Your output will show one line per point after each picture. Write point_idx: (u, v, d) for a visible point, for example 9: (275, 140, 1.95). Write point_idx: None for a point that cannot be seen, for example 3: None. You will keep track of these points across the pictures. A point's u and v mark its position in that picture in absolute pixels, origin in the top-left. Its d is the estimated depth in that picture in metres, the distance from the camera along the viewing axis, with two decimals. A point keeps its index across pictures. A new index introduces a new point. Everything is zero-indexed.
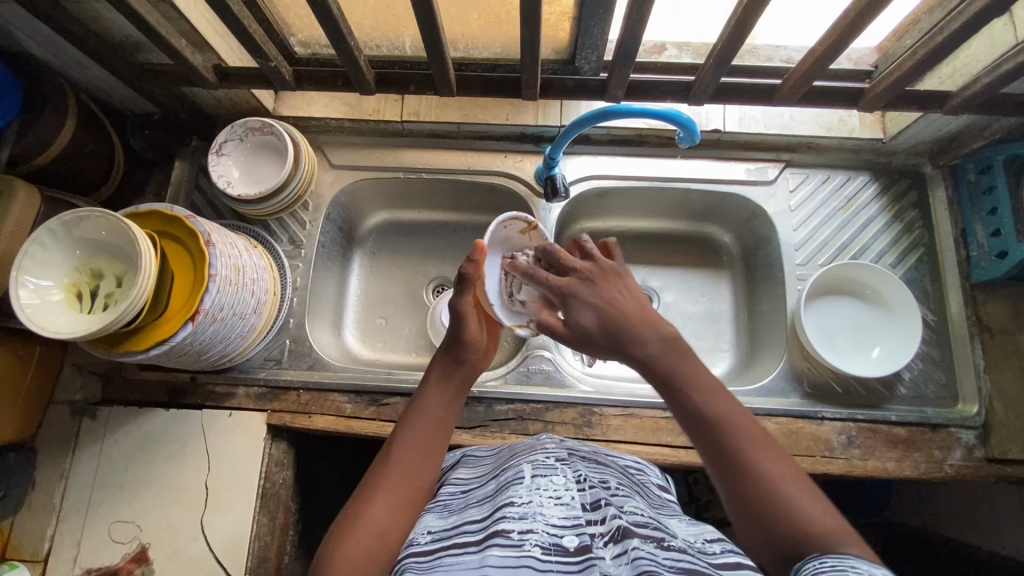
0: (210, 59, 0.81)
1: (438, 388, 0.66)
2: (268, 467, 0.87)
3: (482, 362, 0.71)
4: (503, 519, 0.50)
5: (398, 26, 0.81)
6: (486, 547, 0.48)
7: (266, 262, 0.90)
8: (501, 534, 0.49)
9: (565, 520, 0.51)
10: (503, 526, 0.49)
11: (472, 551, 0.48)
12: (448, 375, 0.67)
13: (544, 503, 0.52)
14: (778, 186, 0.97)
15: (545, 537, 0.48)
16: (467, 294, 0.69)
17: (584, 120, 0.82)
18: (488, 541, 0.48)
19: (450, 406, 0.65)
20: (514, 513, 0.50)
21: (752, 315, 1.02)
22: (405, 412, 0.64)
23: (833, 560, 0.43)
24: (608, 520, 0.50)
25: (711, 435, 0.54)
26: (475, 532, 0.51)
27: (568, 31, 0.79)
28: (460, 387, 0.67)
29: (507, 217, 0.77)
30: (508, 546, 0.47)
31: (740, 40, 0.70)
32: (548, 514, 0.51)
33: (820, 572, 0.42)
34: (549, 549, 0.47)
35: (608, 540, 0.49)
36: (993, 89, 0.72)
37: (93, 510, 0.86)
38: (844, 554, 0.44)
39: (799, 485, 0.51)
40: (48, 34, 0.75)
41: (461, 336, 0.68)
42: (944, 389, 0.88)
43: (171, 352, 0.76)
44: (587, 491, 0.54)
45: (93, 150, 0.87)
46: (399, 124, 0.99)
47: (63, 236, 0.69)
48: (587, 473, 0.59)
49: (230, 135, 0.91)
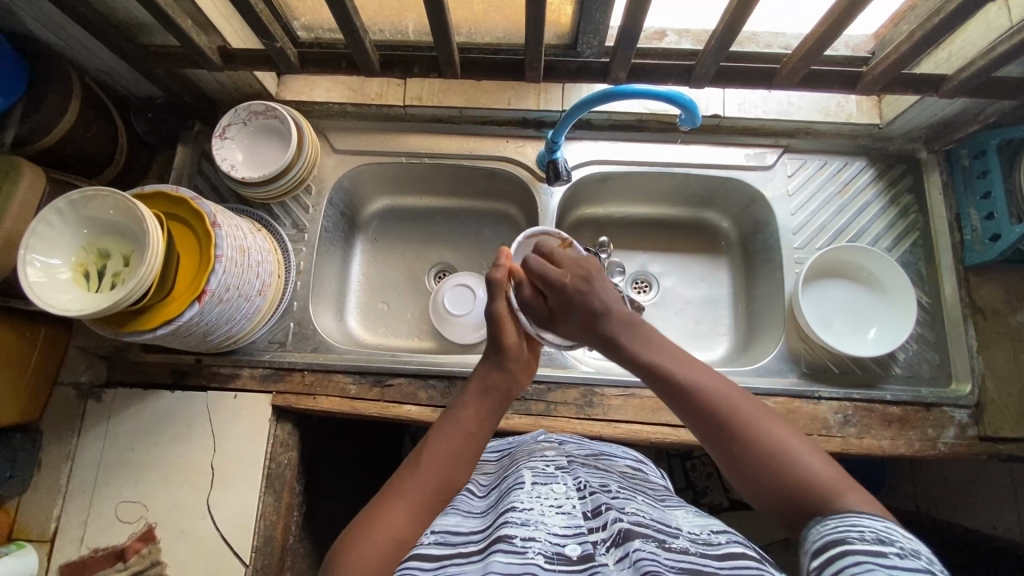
0: (214, 41, 0.82)
1: (476, 402, 0.65)
2: (273, 448, 0.88)
3: (523, 376, 0.70)
4: (506, 524, 0.53)
5: (402, 9, 0.82)
6: (489, 554, 0.50)
7: (271, 245, 0.90)
8: (504, 540, 0.51)
9: (566, 529, 0.53)
10: (506, 532, 0.52)
11: (476, 559, 0.51)
12: (486, 390, 0.67)
13: (546, 511, 0.55)
14: (776, 171, 0.98)
15: (548, 545, 0.51)
16: (500, 298, 0.70)
17: (586, 102, 0.83)
18: (492, 547, 0.51)
19: (484, 423, 0.64)
20: (518, 519, 0.53)
21: (750, 299, 1.04)
22: (443, 419, 0.64)
23: (832, 521, 0.46)
24: (609, 525, 0.52)
25: (692, 403, 0.59)
26: (480, 541, 0.54)
27: (569, 15, 0.80)
28: (498, 403, 0.67)
29: (537, 231, 0.81)
30: (512, 551, 0.49)
31: (740, 23, 0.71)
32: (550, 523, 0.54)
33: (824, 535, 0.45)
34: (552, 557, 0.50)
35: (609, 545, 0.50)
36: (988, 72, 0.73)
37: (99, 490, 0.86)
38: (844, 513, 0.47)
39: (786, 437, 0.54)
40: (53, 16, 0.75)
41: (501, 344, 0.68)
42: (938, 369, 0.90)
43: (177, 332, 0.77)
44: (588, 499, 0.57)
45: (97, 133, 0.87)
46: (402, 109, 0.99)
47: (70, 215, 0.70)
48: (588, 479, 0.62)
49: (234, 119, 0.92)
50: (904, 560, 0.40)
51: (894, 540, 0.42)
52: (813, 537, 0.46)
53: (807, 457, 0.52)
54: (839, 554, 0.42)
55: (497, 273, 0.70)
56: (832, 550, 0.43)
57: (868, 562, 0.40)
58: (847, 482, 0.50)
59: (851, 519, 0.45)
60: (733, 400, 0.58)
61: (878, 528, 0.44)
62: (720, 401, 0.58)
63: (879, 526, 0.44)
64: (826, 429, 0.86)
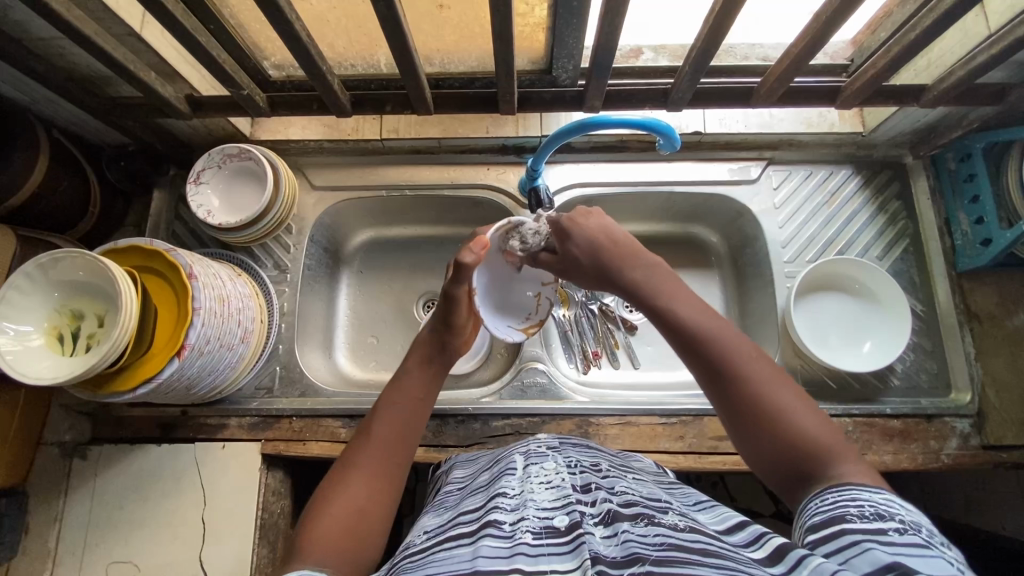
0: (182, 89, 0.81)
1: (418, 372, 0.66)
2: (265, 497, 0.87)
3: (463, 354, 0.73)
4: (495, 509, 0.50)
5: (372, 46, 0.80)
6: (478, 539, 0.46)
7: (251, 289, 0.89)
8: (492, 525, 0.47)
9: (555, 502, 0.50)
10: (495, 516, 0.48)
11: (464, 543, 0.46)
12: (429, 358, 0.68)
13: (536, 489, 0.53)
14: (761, 185, 0.97)
15: (536, 523, 0.47)
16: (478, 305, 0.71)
17: (564, 132, 0.81)
18: (481, 532, 0.47)
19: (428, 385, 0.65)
20: (507, 505, 0.50)
21: (743, 313, 1.02)
22: (391, 389, 0.65)
23: (834, 495, 0.44)
24: (599, 503, 0.49)
25: (684, 333, 0.56)
26: (468, 523, 0.49)
27: (542, 41, 0.78)
28: (438, 372, 0.67)
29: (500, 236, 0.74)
30: (501, 537, 0.45)
31: (714, 47, 0.69)
32: (540, 499, 0.51)
33: (821, 510, 0.44)
34: (540, 533, 0.45)
35: (598, 521, 0.47)
36: (968, 81, 0.73)
37: (89, 551, 0.84)
38: (846, 485, 0.45)
39: (784, 394, 0.51)
40: (15, 76, 0.74)
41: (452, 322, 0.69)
42: (936, 378, 0.89)
43: (157, 390, 0.75)
44: (579, 475, 0.55)
45: (68, 186, 0.85)
46: (379, 142, 0.98)
47: (40, 279, 0.68)
48: (579, 458, 0.59)
49: (207, 163, 0.90)
50: (903, 540, 0.39)
51: (893, 515, 0.41)
52: (809, 513, 0.45)
53: (809, 414, 0.50)
54: (840, 533, 0.41)
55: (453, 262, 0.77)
56: (832, 529, 0.42)
57: (868, 546, 0.39)
58: (843, 440, 0.48)
59: (850, 491, 0.44)
60: (744, 355, 0.53)
61: (878, 501, 0.43)
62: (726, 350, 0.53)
63: (878, 499, 0.43)
64: None
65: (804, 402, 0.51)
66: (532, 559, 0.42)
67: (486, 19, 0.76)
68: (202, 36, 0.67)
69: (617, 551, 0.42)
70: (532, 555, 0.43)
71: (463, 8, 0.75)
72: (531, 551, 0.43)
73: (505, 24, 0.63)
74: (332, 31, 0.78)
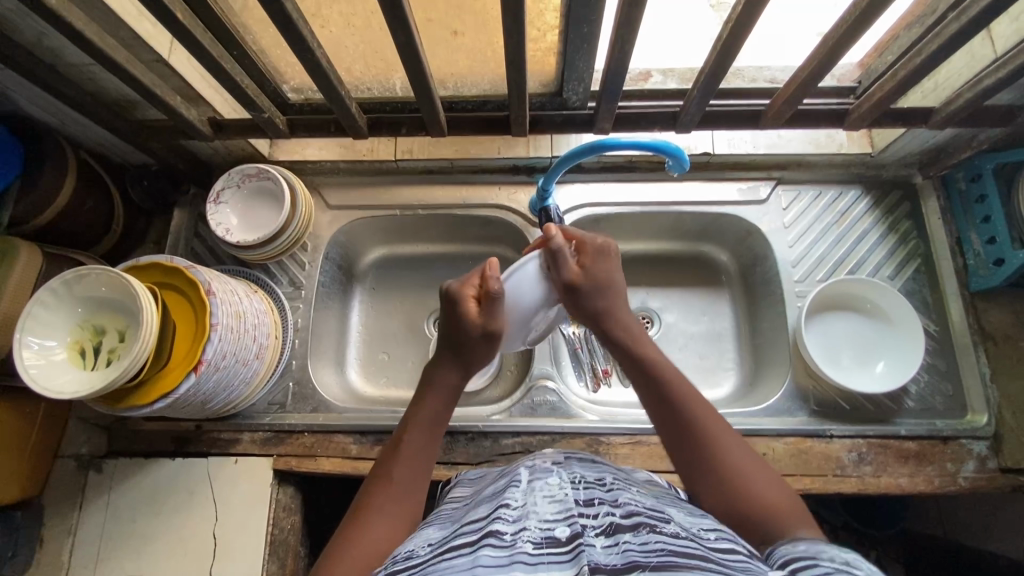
0: (205, 112, 0.84)
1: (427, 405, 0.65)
2: (276, 513, 0.87)
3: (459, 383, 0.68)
4: (497, 520, 0.49)
5: (388, 70, 0.83)
6: (478, 548, 0.46)
7: (267, 306, 0.90)
8: (493, 536, 0.47)
9: (558, 513, 0.50)
10: (497, 527, 0.48)
11: (463, 553, 0.46)
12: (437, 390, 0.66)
13: (538, 501, 0.52)
14: (770, 205, 0.98)
15: (537, 533, 0.47)
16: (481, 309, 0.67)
17: (574, 154, 0.82)
18: (481, 541, 0.47)
19: (438, 426, 0.65)
20: (509, 516, 0.50)
21: (753, 332, 1.02)
22: (406, 426, 0.64)
23: (803, 546, 0.47)
24: (601, 515, 0.49)
25: (661, 388, 0.62)
26: (470, 533, 0.49)
27: (554, 65, 0.79)
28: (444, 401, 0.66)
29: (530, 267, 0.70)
30: (501, 547, 0.45)
31: (723, 70, 0.71)
32: (542, 509, 0.50)
33: (794, 557, 0.46)
34: (541, 543, 0.46)
35: (599, 532, 0.47)
36: (975, 103, 0.73)
37: (100, 565, 0.85)
38: (812, 539, 0.48)
39: (747, 462, 0.57)
40: (46, 98, 0.77)
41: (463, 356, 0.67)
42: (952, 399, 0.88)
43: (174, 404, 0.76)
44: (582, 489, 0.54)
45: (93, 204, 0.88)
46: (393, 163, 1.01)
47: (63, 296, 0.70)
48: (584, 472, 0.58)
49: (227, 183, 0.92)
50: None
51: (862, 564, 0.43)
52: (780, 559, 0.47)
53: (770, 486, 0.55)
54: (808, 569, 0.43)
55: (454, 285, 0.70)
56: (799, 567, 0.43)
57: None
58: (799, 512, 0.53)
59: (820, 546, 0.46)
60: (708, 420, 0.60)
61: (848, 554, 0.44)
62: (699, 414, 0.60)
63: (848, 552, 0.44)
64: (842, 468, 0.84)
65: (765, 474, 0.57)
66: (530, 568, 0.43)
67: (498, 43, 0.78)
68: (226, 61, 0.70)
69: (616, 560, 0.43)
70: (531, 564, 0.43)
71: (479, 34, 0.77)
72: (531, 560, 0.44)
73: (518, 49, 0.65)
74: (351, 55, 0.80)
